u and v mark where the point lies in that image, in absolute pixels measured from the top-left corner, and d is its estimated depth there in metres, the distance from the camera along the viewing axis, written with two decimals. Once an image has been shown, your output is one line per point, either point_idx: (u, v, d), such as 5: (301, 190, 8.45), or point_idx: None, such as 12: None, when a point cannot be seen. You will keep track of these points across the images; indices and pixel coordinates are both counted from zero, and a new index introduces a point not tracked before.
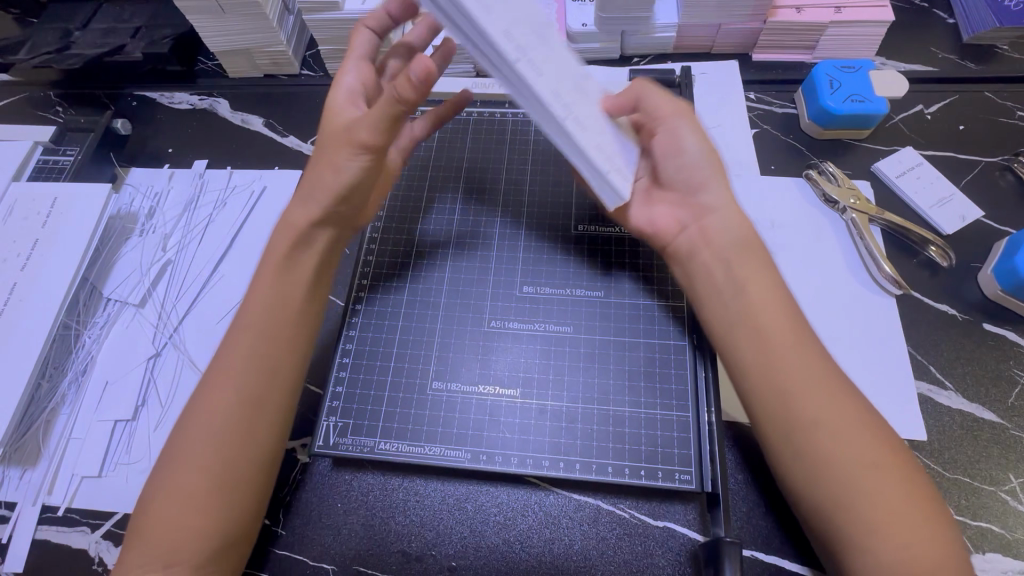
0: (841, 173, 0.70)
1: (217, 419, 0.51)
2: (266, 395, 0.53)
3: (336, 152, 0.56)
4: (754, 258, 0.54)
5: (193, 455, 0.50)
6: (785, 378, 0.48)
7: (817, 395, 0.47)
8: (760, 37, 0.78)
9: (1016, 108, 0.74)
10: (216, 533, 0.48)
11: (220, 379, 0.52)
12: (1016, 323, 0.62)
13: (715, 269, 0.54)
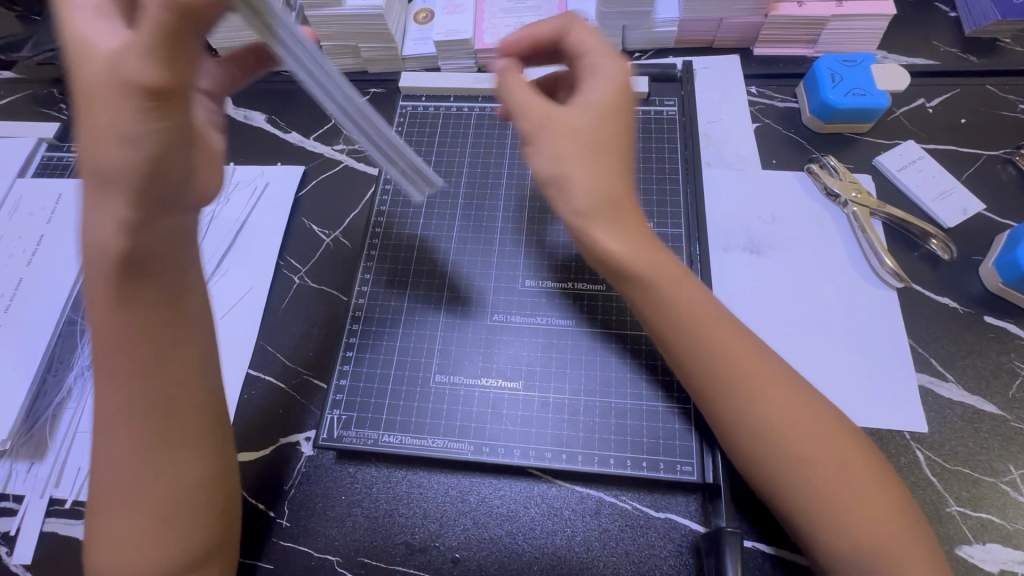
0: (842, 166, 0.70)
1: (131, 466, 0.47)
2: (173, 423, 0.48)
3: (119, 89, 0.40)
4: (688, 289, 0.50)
5: (122, 504, 0.47)
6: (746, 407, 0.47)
7: (777, 398, 0.46)
8: (761, 31, 0.78)
9: (1018, 101, 0.74)
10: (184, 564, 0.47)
11: (114, 424, 0.47)
12: (1017, 316, 0.62)
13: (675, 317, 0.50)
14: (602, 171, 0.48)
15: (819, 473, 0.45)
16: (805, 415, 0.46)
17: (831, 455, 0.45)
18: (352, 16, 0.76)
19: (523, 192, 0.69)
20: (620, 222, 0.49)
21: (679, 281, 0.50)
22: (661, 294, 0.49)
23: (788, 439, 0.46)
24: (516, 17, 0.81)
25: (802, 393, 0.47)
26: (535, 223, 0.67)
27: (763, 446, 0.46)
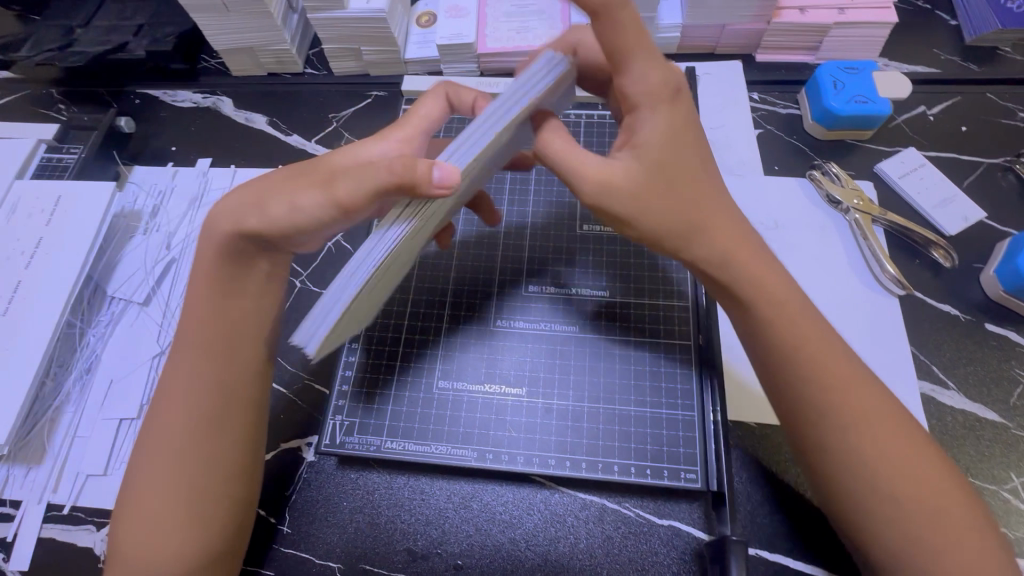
0: (844, 173, 0.70)
1: (171, 445, 0.50)
2: (220, 412, 0.52)
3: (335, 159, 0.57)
4: (779, 293, 0.50)
5: (156, 482, 0.50)
6: (837, 409, 0.47)
7: (829, 366, 0.48)
8: (764, 38, 0.78)
9: (1018, 109, 0.75)
10: (203, 548, 0.49)
11: (170, 402, 0.52)
12: (1019, 324, 0.62)
13: (772, 315, 0.49)
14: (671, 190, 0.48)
15: (859, 431, 0.46)
16: (853, 379, 0.48)
17: (875, 422, 0.47)
18: (355, 19, 0.76)
19: (527, 196, 0.68)
20: (707, 230, 0.49)
21: (762, 266, 0.50)
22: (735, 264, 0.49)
23: (865, 445, 0.46)
24: (519, 22, 0.81)
25: (888, 405, 0.48)
26: (540, 226, 0.66)
27: (842, 448, 0.47)
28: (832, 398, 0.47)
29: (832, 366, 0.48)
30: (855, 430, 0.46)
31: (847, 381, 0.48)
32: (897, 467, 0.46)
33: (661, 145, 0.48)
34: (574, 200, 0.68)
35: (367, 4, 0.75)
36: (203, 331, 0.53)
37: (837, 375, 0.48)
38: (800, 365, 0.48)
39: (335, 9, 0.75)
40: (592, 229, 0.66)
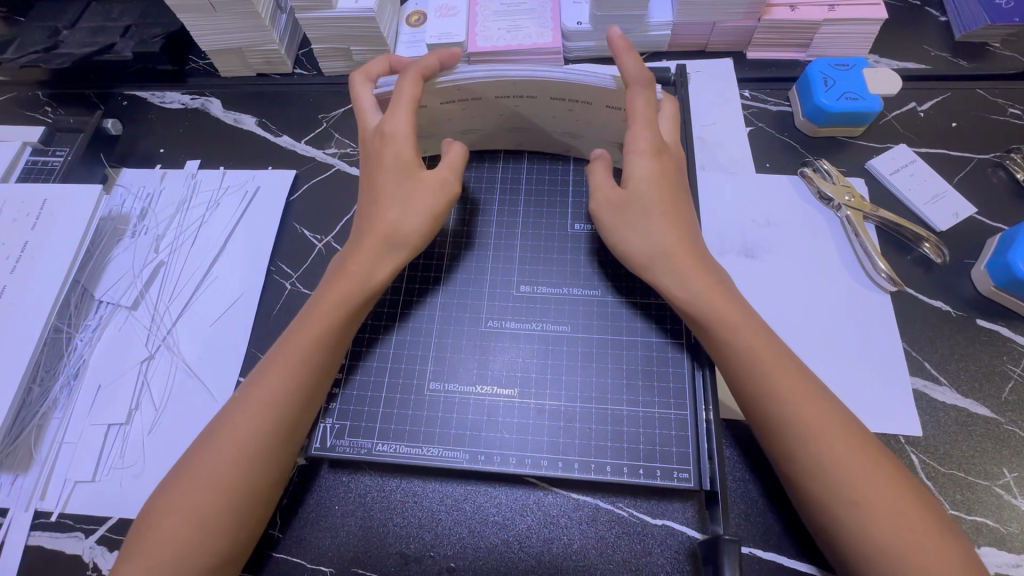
0: (835, 170, 0.70)
1: (240, 451, 0.50)
2: (293, 428, 0.52)
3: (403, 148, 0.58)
4: (727, 300, 0.54)
5: (215, 476, 0.50)
6: (795, 413, 0.49)
7: (786, 370, 0.51)
8: (754, 35, 0.78)
9: (1008, 105, 0.75)
10: (226, 556, 0.49)
11: (253, 406, 0.52)
12: (1010, 319, 0.63)
13: (733, 316, 0.53)
14: (640, 225, 0.57)
15: (818, 440, 0.48)
16: (813, 391, 0.50)
17: (837, 430, 0.48)
18: (343, 19, 0.75)
19: (518, 194, 0.68)
20: (652, 226, 0.56)
21: (725, 299, 0.54)
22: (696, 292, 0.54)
23: (823, 446, 0.48)
24: (509, 21, 0.81)
25: (842, 419, 0.49)
26: (531, 226, 0.66)
27: (798, 448, 0.49)
28: (793, 402, 0.49)
29: (788, 374, 0.51)
30: (811, 432, 0.48)
31: (793, 384, 0.50)
32: (848, 473, 0.47)
33: (640, 184, 0.57)
34: (564, 199, 0.67)
35: (356, 3, 0.75)
36: (314, 367, 0.54)
37: (786, 379, 0.51)
38: (750, 368, 0.51)
39: (324, 8, 0.74)
40: (583, 229, 0.65)
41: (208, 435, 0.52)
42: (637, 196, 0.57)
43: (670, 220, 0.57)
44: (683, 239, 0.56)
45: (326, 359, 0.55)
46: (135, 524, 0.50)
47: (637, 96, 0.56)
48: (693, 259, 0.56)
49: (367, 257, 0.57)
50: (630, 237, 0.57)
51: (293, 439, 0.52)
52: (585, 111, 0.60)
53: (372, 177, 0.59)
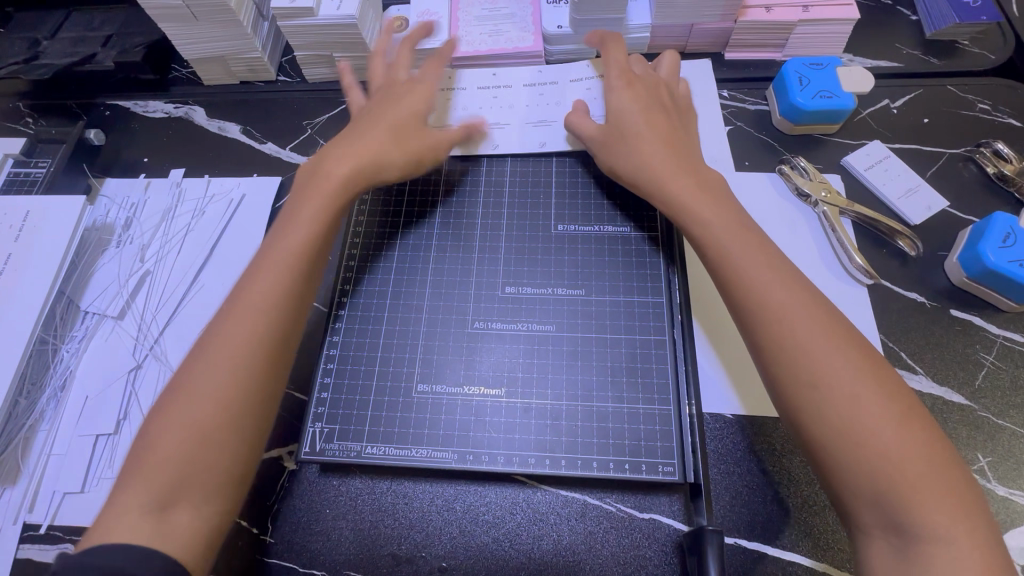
0: (812, 167, 0.72)
1: (233, 357, 0.51)
2: (284, 333, 0.53)
3: (415, 102, 0.68)
4: (702, 200, 0.58)
5: (208, 383, 0.50)
6: (761, 295, 0.52)
7: (758, 259, 0.54)
8: (731, 36, 0.80)
9: (978, 100, 0.77)
10: (222, 467, 0.48)
11: (245, 310, 0.53)
12: (983, 309, 0.64)
13: (706, 215, 0.57)
14: (626, 146, 0.63)
15: (781, 323, 0.50)
16: (785, 275, 0.53)
17: (804, 315, 0.50)
18: (325, 26, 0.76)
19: (502, 196, 0.69)
20: (634, 147, 0.62)
21: (703, 195, 0.59)
22: (661, 173, 0.60)
23: (786, 326, 0.50)
24: (491, 26, 0.82)
25: (811, 305, 0.51)
26: (516, 227, 0.67)
27: (764, 331, 0.51)
28: (760, 287, 0.52)
29: (760, 263, 0.53)
30: (775, 315, 0.51)
31: (763, 272, 0.53)
32: (809, 352, 0.49)
33: (620, 114, 0.65)
34: (548, 200, 0.68)
35: (338, 10, 0.75)
36: (300, 272, 0.55)
37: (757, 269, 0.53)
38: (723, 256, 0.55)
39: (306, 16, 0.75)
40: (566, 230, 0.66)
41: (195, 352, 0.52)
42: (618, 120, 0.65)
43: (652, 138, 0.62)
44: (664, 152, 0.61)
45: (309, 262, 0.56)
46: (127, 454, 0.49)
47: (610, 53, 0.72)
48: (674, 161, 0.61)
49: (345, 159, 0.62)
50: (621, 159, 0.64)
51: (287, 346, 0.53)
52: (554, 93, 0.77)
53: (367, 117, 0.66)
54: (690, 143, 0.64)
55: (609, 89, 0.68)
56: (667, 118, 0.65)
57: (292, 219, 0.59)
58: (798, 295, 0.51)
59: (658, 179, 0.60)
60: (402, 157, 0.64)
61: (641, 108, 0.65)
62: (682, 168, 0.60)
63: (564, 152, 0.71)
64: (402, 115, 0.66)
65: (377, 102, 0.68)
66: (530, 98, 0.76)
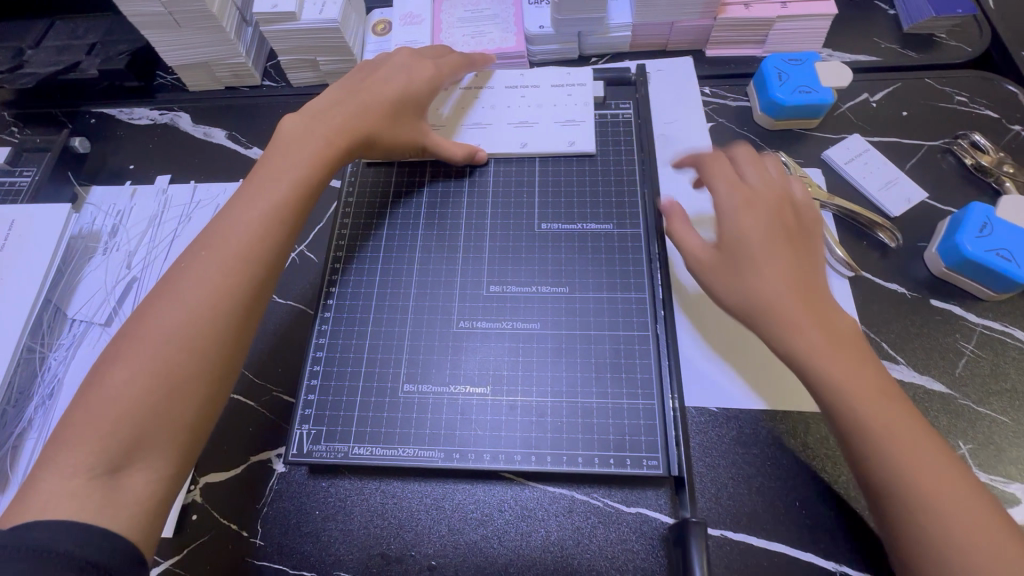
0: (792, 162, 0.73)
1: (200, 306, 0.52)
2: (251, 284, 0.54)
3: (406, 85, 0.68)
4: (812, 313, 0.52)
5: (169, 329, 0.50)
6: (857, 400, 0.49)
7: (848, 365, 0.51)
8: (711, 34, 0.81)
9: (955, 93, 0.78)
10: (184, 413, 0.49)
11: (211, 263, 0.54)
12: (962, 298, 0.65)
13: (815, 333, 0.51)
14: (740, 279, 0.55)
15: (883, 430, 0.48)
16: (882, 382, 0.50)
17: (897, 419, 0.48)
18: (308, 30, 0.76)
19: (486, 196, 0.69)
20: (746, 265, 0.55)
21: (809, 310, 0.53)
22: (787, 304, 0.52)
23: (889, 433, 0.48)
24: (473, 27, 0.82)
25: (908, 412, 0.49)
26: (500, 226, 0.67)
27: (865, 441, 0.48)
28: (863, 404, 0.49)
29: (858, 368, 0.50)
30: (877, 423, 0.48)
31: (864, 386, 0.50)
32: (905, 454, 0.47)
33: (727, 229, 0.57)
34: (531, 199, 0.69)
35: (320, 14, 0.76)
36: (271, 229, 0.57)
37: (862, 387, 0.49)
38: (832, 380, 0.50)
39: (288, 20, 0.75)
40: (550, 228, 0.67)
41: (156, 303, 0.52)
42: (736, 248, 0.56)
43: (769, 257, 0.54)
44: (786, 279, 0.54)
45: (280, 224, 0.57)
46: (76, 402, 0.48)
47: (715, 169, 0.62)
48: (787, 281, 0.54)
49: (333, 126, 0.63)
50: (726, 287, 0.56)
51: (255, 302, 0.55)
52: (535, 95, 0.75)
53: (356, 92, 0.66)
54: (825, 290, 0.55)
55: (725, 207, 0.58)
56: (793, 251, 0.55)
57: (270, 174, 0.59)
58: (881, 397, 0.49)
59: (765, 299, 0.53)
60: (390, 138, 0.67)
61: (749, 215, 0.57)
62: (814, 320, 0.52)
63: (546, 152, 0.72)
64: (396, 91, 0.67)
65: (369, 75, 0.68)
66: (520, 99, 0.75)
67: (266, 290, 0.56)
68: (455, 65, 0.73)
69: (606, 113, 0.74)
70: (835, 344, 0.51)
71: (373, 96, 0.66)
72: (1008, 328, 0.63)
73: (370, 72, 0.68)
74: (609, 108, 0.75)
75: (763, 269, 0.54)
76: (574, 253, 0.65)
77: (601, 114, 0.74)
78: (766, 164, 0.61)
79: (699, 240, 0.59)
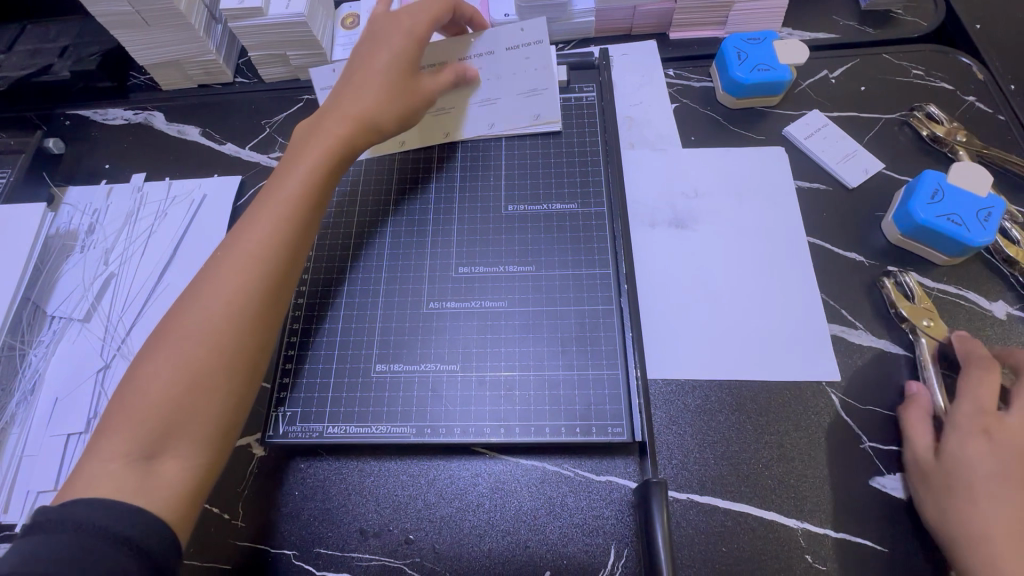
0: (918, 288, 0.64)
1: (222, 307, 0.52)
2: (273, 287, 0.55)
3: (397, 57, 0.63)
4: (1020, 485, 0.52)
5: (194, 331, 0.51)
6: (981, 516, 0.51)
7: (1021, 503, 0.51)
8: (673, 16, 0.82)
9: (911, 67, 0.80)
10: (212, 404, 0.50)
11: (232, 265, 0.54)
12: (917, 264, 0.67)
13: (1009, 508, 0.51)
14: (955, 448, 0.54)
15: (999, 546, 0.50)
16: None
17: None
18: (275, 24, 0.77)
19: (454, 181, 0.71)
20: (960, 450, 0.54)
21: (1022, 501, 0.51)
22: (994, 541, 0.50)
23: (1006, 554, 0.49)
24: None
25: None
26: (466, 210, 0.69)
27: (974, 550, 0.50)
28: (996, 518, 0.51)
29: (1009, 496, 0.51)
30: (999, 548, 0.50)
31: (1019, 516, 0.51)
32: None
33: (952, 425, 0.55)
34: (498, 183, 0.70)
35: (287, 8, 0.77)
36: (290, 231, 0.57)
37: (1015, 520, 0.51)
38: (969, 488, 0.52)
39: (255, 16, 0.76)
40: (515, 210, 0.68)
41: (181, 304, 0.53)
42: (951, 463, 0.54)
43: (982, 441, 0.54)
44: (1007, 469, 0.52)
45: (298, 224, 0.57)
46: (112, 396, 0.50)
47: (973, 385, 0.57)
48: (1007, 472, 0.52)
49: (339, 121, 0.61)
50: (946, 472, 0.53)
51: (275, 299, 0.55)
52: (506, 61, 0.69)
53: (354, 78, 0.64)
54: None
55: (954, 424, 0.55)
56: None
57: (282, 174, 0.59)
58: None
59: (973, 483, 0.52)
60: (394, 118, 0.64)
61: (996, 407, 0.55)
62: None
63: (512, 137, 0.73)
64: (386, 68, 0.63)
65: (358, 57, 0.65)
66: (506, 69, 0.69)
67: (280, 291, 0.56)
68: (437, 13, 0.66)
69: (572, 97, 0.76)
70: (1011, 486, 0.52)
71: (367, 79, 0.63)
72: (962, 291, 0.66)
73: (363, 51, 0.65)
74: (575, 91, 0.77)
75: (987, 455, 0.53)
76: (541, 233, 0.66)
77: (567, 97, 0.76)
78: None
79: (928, 442, 0.56)
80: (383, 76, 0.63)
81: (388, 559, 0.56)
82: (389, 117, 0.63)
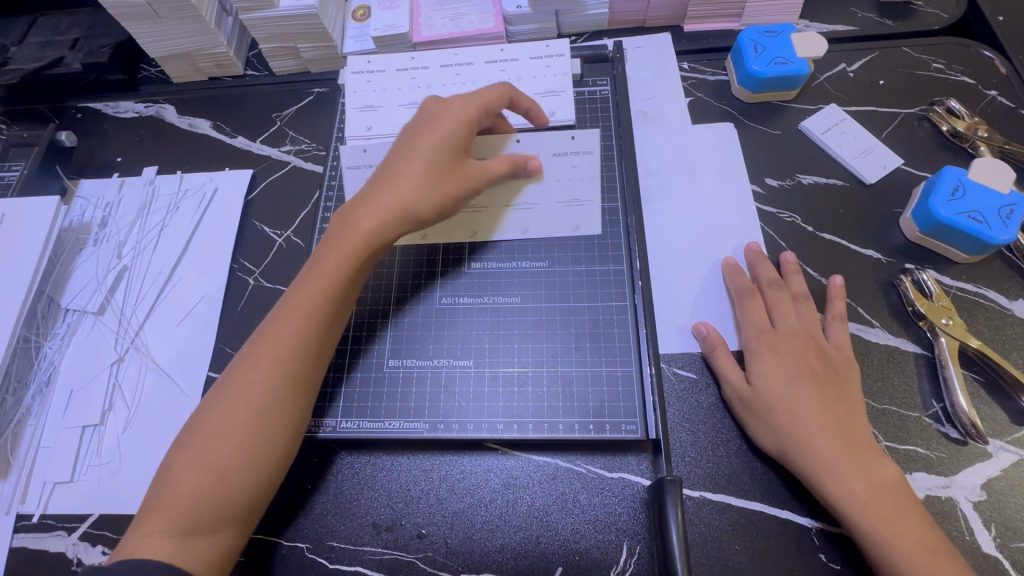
0: (938, 286, 0.64)
1: (254, 403, 0.51)
2: (304, 379, 0.53)
3: (450, 143, 0.57)
4: (810, 387, 0.56)
5: (227, 426, 0.50)
6: (796, 432, 0.54)
7: (812, 403, 0.55)
8: (688, 8, 0.81)
9: (931, 60, 0.78)
10: (243, 487, 0.49)
11: (265, 359, 0.52)
12: (934, 261, 0.66)
13: (805, 412, 0.55)
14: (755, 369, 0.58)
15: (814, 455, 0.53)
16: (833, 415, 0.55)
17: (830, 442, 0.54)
18: (287, 17, 0.77)
19: None
20: (756, 371, 0.58)
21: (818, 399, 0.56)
22: (817, 444, 0.54)
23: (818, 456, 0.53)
24: (452, 10, 0.83)
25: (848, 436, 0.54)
26: None
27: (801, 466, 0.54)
28: (804, 427, 0.54)
29: (802, 399, 0.56)
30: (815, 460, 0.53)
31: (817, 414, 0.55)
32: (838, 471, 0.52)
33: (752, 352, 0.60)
34: None
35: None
36: (321, 322, 0.54)
37: (809, 421, 0.55)
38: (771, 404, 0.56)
39: (266, 8, 0.75)
40: None
41: (214, 399, 0.52)
42: (758, 387, 0.58)
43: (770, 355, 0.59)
44: (795, 376, 0.57)
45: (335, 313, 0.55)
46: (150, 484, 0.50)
47: (748, 308, 0.62)
48: (792, 377, 0.57)
49: (372, 215, 0.56)
50: (748, 399, 0.58)
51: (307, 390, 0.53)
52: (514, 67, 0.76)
53: (403, 160, 0.58)
54: (852, 415, 0.56)
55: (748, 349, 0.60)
56: (819, 393, 0.56)
57: (321, 270, 0.56)
58: (860, 455, 0.53)
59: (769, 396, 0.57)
60: (435, 206, 0.57)
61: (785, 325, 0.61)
62: (846, 453, 0.53)
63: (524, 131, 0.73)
64: (438, 155, 0.57)
65: (411, 134, 0.60)
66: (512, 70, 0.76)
67: (311, 387, 0.54)
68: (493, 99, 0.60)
69: (585, 91, 0.76)
70: (801, 391, 0.56)
71: (415, 164, 0.57)
72: (981, 289, 0.65)
73: (417, 128, 0.59)
74: (588, 85, 0.76)
75: (782, 365, 0.58)
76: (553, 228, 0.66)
77: (580, 91, 0.76)
78: (797, 306, 0.62)
79: (738, 373, 0.59)
80: (431, 162, 0.57)
81: (401, 552, 0.56)
82: (423, 208, 0.56)
